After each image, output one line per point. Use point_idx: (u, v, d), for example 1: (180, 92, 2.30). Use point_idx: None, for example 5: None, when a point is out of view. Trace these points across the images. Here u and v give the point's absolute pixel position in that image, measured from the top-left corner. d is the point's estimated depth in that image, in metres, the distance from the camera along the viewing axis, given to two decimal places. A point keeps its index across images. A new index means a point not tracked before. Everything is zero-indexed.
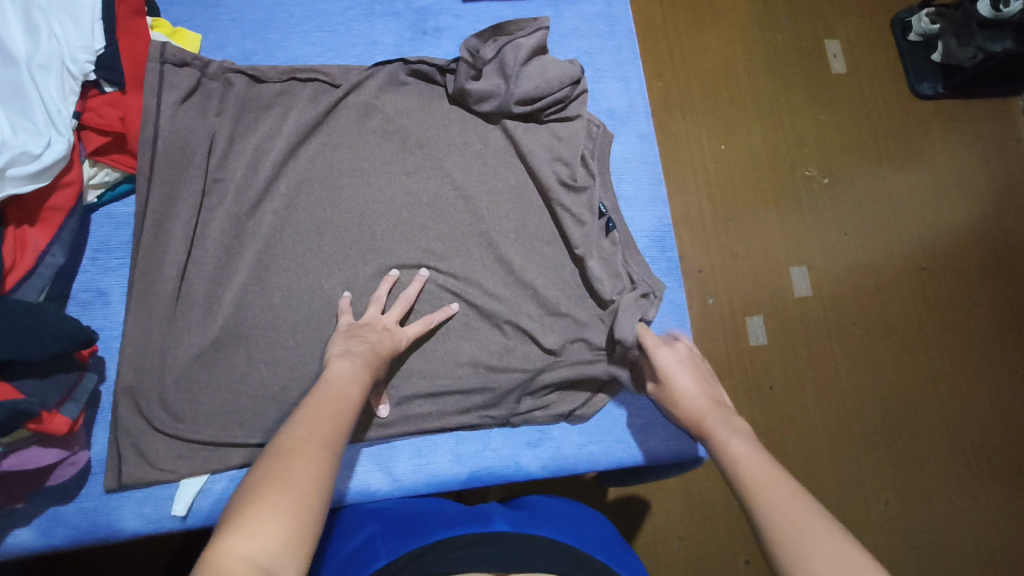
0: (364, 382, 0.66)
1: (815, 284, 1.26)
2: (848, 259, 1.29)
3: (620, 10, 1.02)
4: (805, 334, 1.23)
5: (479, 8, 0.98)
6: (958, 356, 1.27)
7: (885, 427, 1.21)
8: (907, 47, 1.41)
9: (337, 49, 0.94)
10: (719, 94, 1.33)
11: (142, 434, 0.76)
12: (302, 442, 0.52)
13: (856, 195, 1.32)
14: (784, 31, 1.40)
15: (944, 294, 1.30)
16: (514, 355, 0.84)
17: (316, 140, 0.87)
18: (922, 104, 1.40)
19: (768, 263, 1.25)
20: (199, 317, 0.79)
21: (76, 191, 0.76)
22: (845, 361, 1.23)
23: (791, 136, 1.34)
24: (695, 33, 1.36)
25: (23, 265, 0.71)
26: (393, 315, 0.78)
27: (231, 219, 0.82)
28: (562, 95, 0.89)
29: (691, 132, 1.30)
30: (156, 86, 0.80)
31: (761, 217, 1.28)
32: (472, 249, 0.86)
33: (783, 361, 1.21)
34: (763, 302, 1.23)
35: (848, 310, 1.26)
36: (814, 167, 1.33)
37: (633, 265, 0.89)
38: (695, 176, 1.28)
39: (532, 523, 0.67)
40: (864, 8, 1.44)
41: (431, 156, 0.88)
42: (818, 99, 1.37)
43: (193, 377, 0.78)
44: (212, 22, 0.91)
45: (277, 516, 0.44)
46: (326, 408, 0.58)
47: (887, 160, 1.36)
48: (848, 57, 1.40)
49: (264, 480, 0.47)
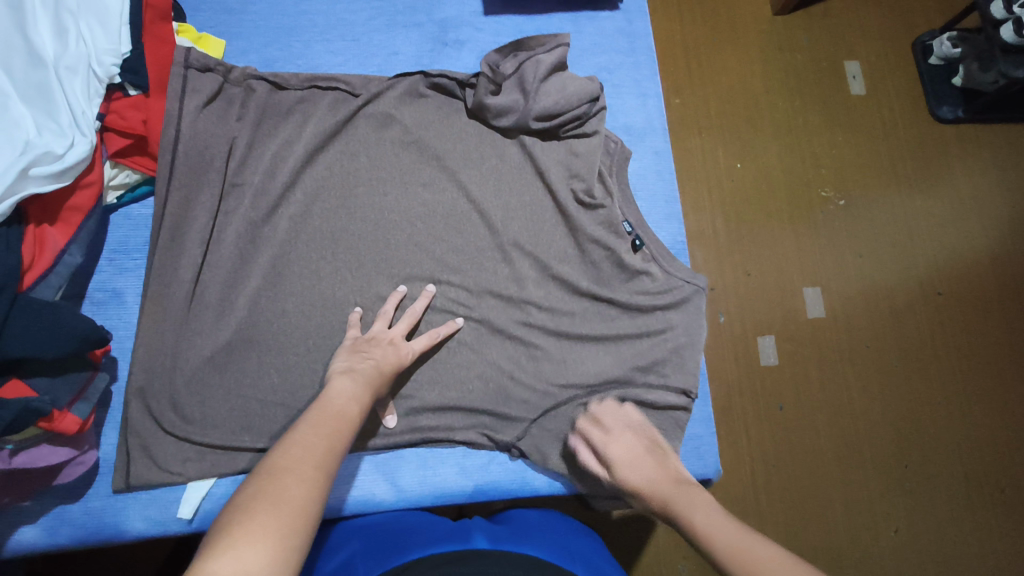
0: (364, 401, 0.66)
1: (829, 306, 1.25)
2: (862, 282, 1.27)
3: (640, 26, 1.02)
4: (817, 356, 1.22)
5: (500, 22, 0.98)
6: (972, 383, 1.26)
7: (895, 452, 1.20)
8: (927, 70, 1.40)
9: (358, 58, 0.94)
10: (736, 113, 1.33)
11: (151, 435, 0.77)
12: (297, 462, 0.53)
13: (873, 217, 1.31)
14: (804, 51, 1.39)
15: (958, 320, 1.28)
16: (526, 369, 0.84)
17: (335, 148, 0.88)
18: (942, 128, 1.39)
19: (780, 283, 1.25)
20: (212, 320, 0.80)
21: (96, 191, 0.76)
22: (858, 385, 1.22)
23: (809, 156, 1.33)
24: (714, 50, 1.36)
25: (41, 264, 0.71)
26: (399, 330, 0.78)
27: (246, 224, 0.83)
28: (581, 111, 0.89)
29: (707, 149, 1.30)
30: (178, 91, 0.81)
31: (774, 237, 1.27)
32: (486, 262, 0.87)
33: (794, 383, 1.20)
34: (775, 323, 1.22)
35: (861, 333, 1.25)
36: (830, 189, 1.32)
37: (674, 274, 0.88)
38: (710, 194, 1.28)
39: (511, 539, 0.68)
40: (886, 30, 1.43)
41: (446, 168, 0.89)
42: (837, 120, 1.36)
43: (204, 381, 0.79)
44: (236, 29, 0.92)
45: (264, 534, 0.45)
46: (323, 426, 0.59)
47: (906, 183, 1.35)
48: (868, 79, 1.40)
49: (255, 499, 0.47)
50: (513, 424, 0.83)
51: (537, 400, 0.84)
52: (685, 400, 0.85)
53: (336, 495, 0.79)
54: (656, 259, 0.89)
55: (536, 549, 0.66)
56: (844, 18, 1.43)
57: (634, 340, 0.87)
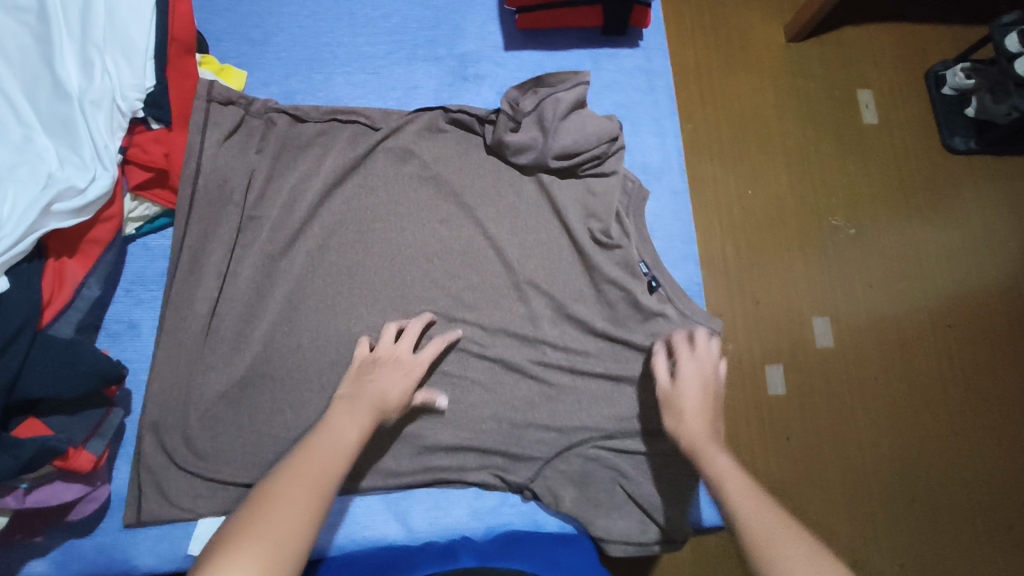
0: (364, 429, 0.68)
1: (838, 336, 1.24)
2: (871, 312, 1.27)
3: (659, 64, 1.02)
4: (826, 387, 1.21)
5: (520, 58, 0.99)
6: (981, 415, 1.25)
7: (903, 485, 1.19)
8: (940, 100, 1.40)
9: (378, 92, 0.95)
10: (749, 140, 1.33)
11: (163, 470, 0.77)
12: (287, 494, 0.56)
13: (883, 247, 1.31)
14: (818, 79, 1.40)
15: (967, 353, 1.28)
16: (540, 409, 0.84)
17: (354, 182, 0.88)
18: (954, 159, 1.39)
19: (789, 311, 1.24)
20: (226, 354, 0.80)
21: (116, 225, 0.76)
22: (865, 415, 1.21)
23: (820, 185, 1.33)
24: (728, 77, 1.36)
25: (60, 299, 0.71)
26: (406, 346, 0.78)
27: (263, 258, 0.83)
28: (599, 150, 0.89)
29: (719, 177, 1.29)
30: (201, 124, 0.82)
31: (784, 265, 1.27)
32: (502, 300, 0.87)
33: (801, 413, 1.19)
34: (784, 352, 1.22)
35: (870, 364, 1.24)
36: (841, 218, 1.31)
37: (691, 316, 0.88)
38: (721, 223, 1.27)
39: (496, 556, 0.74)
40: (900, 62, 1.43)
41: (464, 205, 0.89)
42: (849, 151, 1.36)
43: (217, 416, 0.78)
44: (258, 62, 0.93)
45: (245, 556, 0.49)
46: (319, 456, 0.62)
47: (917, 214, 1.34)
48: (880, 109, 1.40)
49: (239, 534, 0.51)
50: (525, 465, 0.83)
51: (551, 439, 0.83)
52: None
53: (347, 536, 0.79)
54: (672, 301, 0.89)
55: (519, 563, 0.72)
56: (860, 51, 1.43)
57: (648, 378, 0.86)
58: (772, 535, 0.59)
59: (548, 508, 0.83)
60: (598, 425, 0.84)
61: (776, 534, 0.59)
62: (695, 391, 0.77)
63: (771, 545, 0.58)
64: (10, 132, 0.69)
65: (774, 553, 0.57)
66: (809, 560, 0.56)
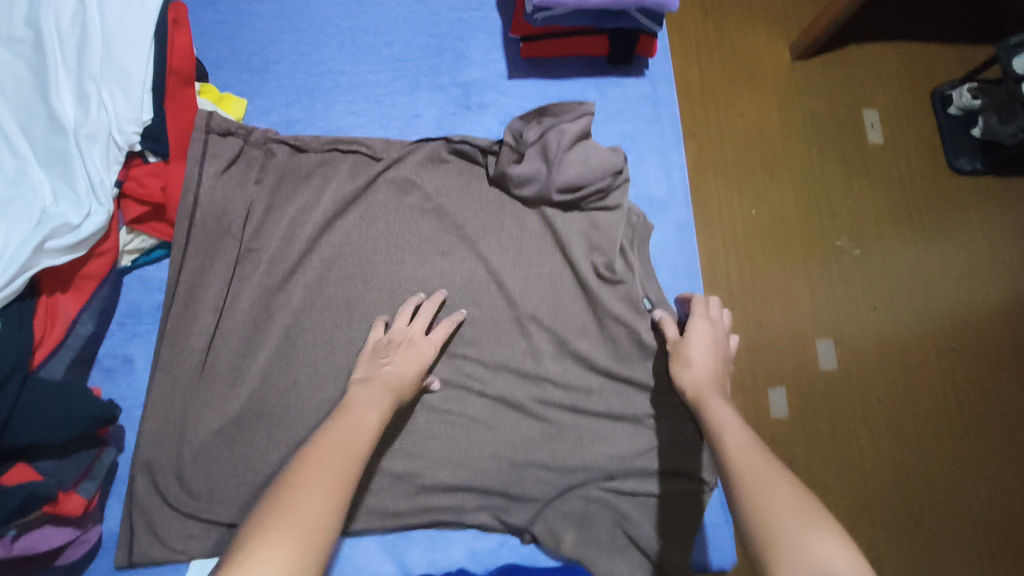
0: (383, 409, 0.68)
1: (842, 359, 1.17)
2: (876, 334, 1.20)
3: (665, 93, 1.01)
4: (831, 413, 1.14)
5: (523, 86, 0.97)
6: (991, 444, 1.17)
7: (908, 520, 1.11)
8: (946, 121, 1.34)
9: (379, 120, 0.93)
10: (754, 156, 1.26)
11: (157, 510, 0.75)
12: (319, 471, 0.56)
13: (888, 267, 1.24)
14: (824, 98, 1.32)
15: (975, 379, 1.20)
16: (541, 449, 0.82)
17: (354, 213, 0.86)
18: (959, 180, 1.33)
19: (794, 332, 1.17)
20: (222, 390, 0.78)
21: (111, 259, 0.75)
22: (869, 443, 1.14)
23: (826, 206, 1.25)
24: (732, 94, 1.29)
25: (52, 339, 0.70)
26: (419, 326, 0.78)
27: (261, 291, 0.82)
28: (604, 184, 0.88)
29: (722, 194, 1.23)
30: (199, 157, 0.81)
31: (787, 285, 1.19)
32: (503, 336, 0.85)
33: (804, 438, 1.12)
34: (787, 374, 1.14)
35: (874, 391, 1.17)
36: (846, 239, 1.24)
37: None
38: (724, 242, 1.20)
39: None
40: (906, 76, 1.37)
41: (465, 237, 0.87)
42: (853, 169, 1.29)
43: (211, 454, 0.77)
44: (260, 89, 0.92)
45: (287, 534, 0.48)
46: (344, 439, 0.61)
47: (922, 232, 1.27)
48: (886, 128, 1.32)
49: (276, 506, 0.51)
50: (525, 506, 0.81)
51: (551, 477, 0.82)
52: (702, 487, 0.82)
53: None
54: None
55: None
56: (865, 70, 1.36)
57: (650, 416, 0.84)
58: (763, 472, 0.58)
59: (548, 550, 0.81)
60: (599, 466, 0.82)
61: (759, 471, 0.59)
62: (703, 345, 0.78)
63: (759, 480, 0.58)
64: (4, 166, 0.69)
65: (766, 486, 0.57)
66: (806, 500, 0.55)
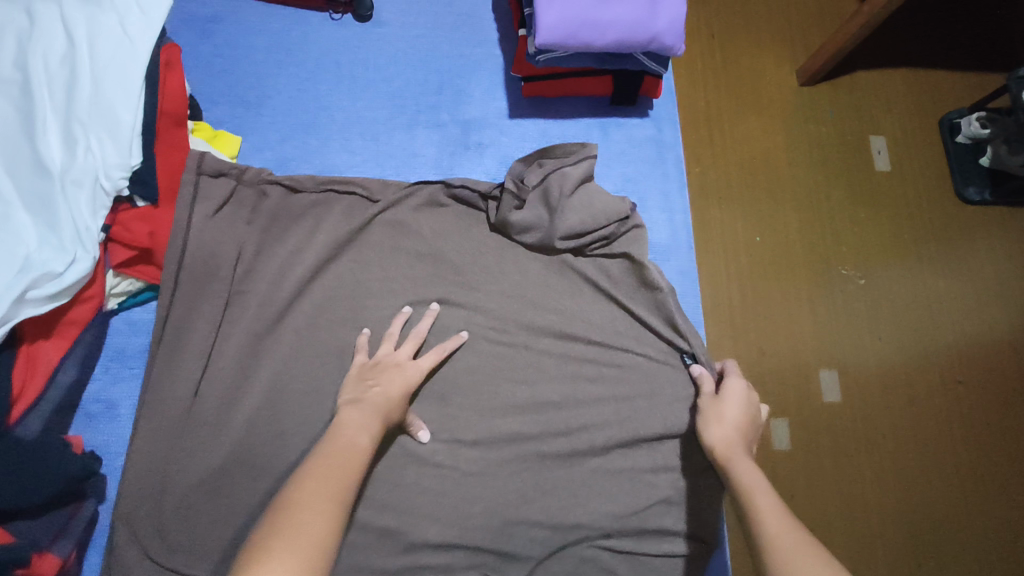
0: (373, 431, 0.66)
1: (845, 391, 1.13)
2: (880, 368, 1.15)
3: (669, 136, 0.99)
4: (835, 450, 1.09)
5: (524, 126, 0.96)
6: (1001, 488, 1.11)
7: (914, 568, 1.05)
8: (954, 149, 1.29)
9: (377, 159, 0.91)
10: (758, 185, 1.22)
11: (134, 563, 0.72)
12: (313, 496, 0.55)
13: (895, 299, 1.19)
14: (830, 125, 1.29)
15: (983, 418, 1.15)
16: (534, 504, 0.79)
17: (348, 256, 0.84)
18: (967, 211, 1.28)
19: (797, 364, 1.13)
20: (207, 438, 0.76)
21: (96, 304, 0.73)
22: (873, 481, 1.09)
23: (829, 233, 1.21)
24: (739, 120, 1.26)
25: (32, 390, 0.68)
26: (405, 352, 0.78)
27: (250, 336, 0.80)
28: (607, 231, 0.86)
29: (726, 223, 1.19)
30: (189, 198, 0.79)
31: (789, 316, 1.15)
32: (498, 386, 0.83)
33: (807, 473, 1.07)
34: (790, 406, 1.10)
35: (878, 427, 1.12)
36: (850, 267, 1.20)
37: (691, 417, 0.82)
38: (727, 272, 1.16)
39: None
40: (914, 104, 1.33)
41: (462, 283, 0.85)
42: (860, 200, 1.24)
43: (193, 507, 0.74)
44: (255, 126, 0.90)
45: (284, 560, 0.47)
46: (337, 464, 0.60)
47: (929, 264, 1.23)
48: (893, 156, 1.29)
49: (272, 534, 0.50)
50: (516, 565, 0.78)
51: (546, 532, 0.79)
52: (704, 547, 0.80)
53: None
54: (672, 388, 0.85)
55: None
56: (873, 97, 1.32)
57: (648, 471, 0.82)
58: (792, 537, 0.57)
59: None
60: (596, 524, 0.79)
61: (786, 534, 0.58)
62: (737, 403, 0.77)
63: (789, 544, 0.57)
64: None
65: (793, 549, 0.56)
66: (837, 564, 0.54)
